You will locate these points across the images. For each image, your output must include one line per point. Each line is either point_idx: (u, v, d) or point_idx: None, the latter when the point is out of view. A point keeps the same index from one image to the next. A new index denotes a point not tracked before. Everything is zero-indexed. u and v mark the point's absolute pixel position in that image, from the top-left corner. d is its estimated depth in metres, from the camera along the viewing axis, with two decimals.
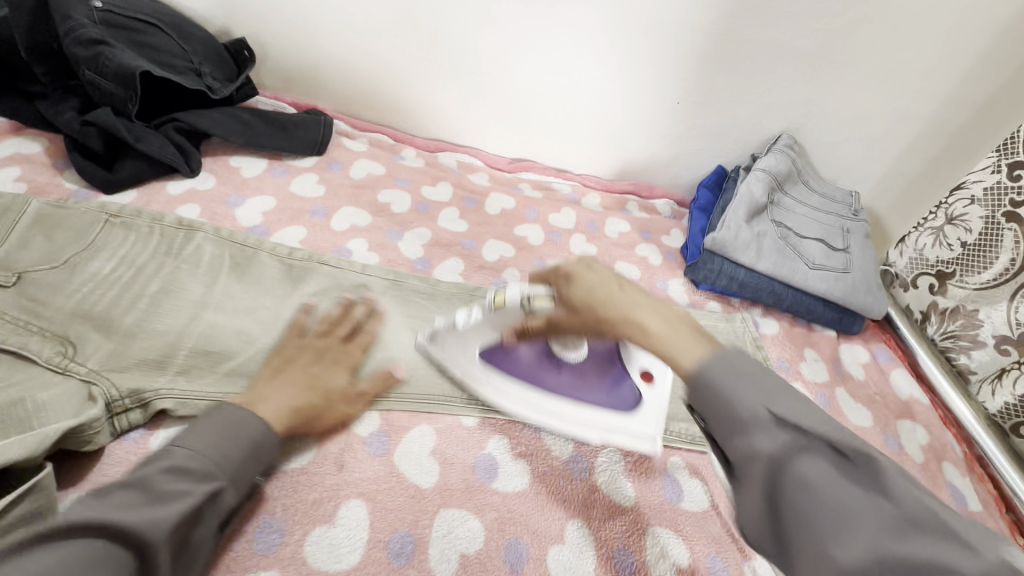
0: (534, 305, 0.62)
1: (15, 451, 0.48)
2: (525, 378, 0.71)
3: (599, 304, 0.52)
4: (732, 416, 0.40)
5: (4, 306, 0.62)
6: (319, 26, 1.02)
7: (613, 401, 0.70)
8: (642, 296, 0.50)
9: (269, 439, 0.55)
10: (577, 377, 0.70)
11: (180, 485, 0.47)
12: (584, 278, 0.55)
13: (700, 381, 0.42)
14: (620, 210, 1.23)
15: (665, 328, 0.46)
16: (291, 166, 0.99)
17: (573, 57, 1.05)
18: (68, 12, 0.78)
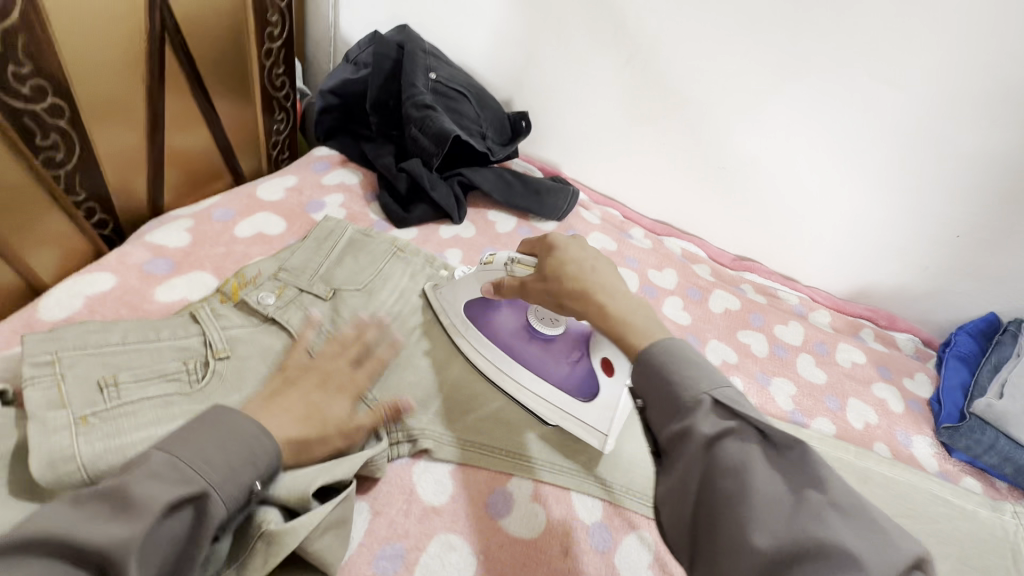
0: (516, 271, 0.64)
1: (343, 467, 0.56)
2: (496, 341, 0.73)
3: (569, 278, 0.57)
4: (677, 391, 0.45)
5: (322, 316, 0.74)
6: (588, 109, 1.11)
7: (571, 386, 0.69)
8: (614, 283, 0.55)
9: (266, 442, 0.48)
10: (551, 355, 0.71)
11: (166, 486, 0.40)
12: (564, 249, 0.59)
13: (648, 356, 0.48)
14: (853, 335, 1.10)
15: (639, 318, 0.52)
16: (535, 227, 1.06)
17: (841, 168, 1.00)
18: (413, 82, 0.96)
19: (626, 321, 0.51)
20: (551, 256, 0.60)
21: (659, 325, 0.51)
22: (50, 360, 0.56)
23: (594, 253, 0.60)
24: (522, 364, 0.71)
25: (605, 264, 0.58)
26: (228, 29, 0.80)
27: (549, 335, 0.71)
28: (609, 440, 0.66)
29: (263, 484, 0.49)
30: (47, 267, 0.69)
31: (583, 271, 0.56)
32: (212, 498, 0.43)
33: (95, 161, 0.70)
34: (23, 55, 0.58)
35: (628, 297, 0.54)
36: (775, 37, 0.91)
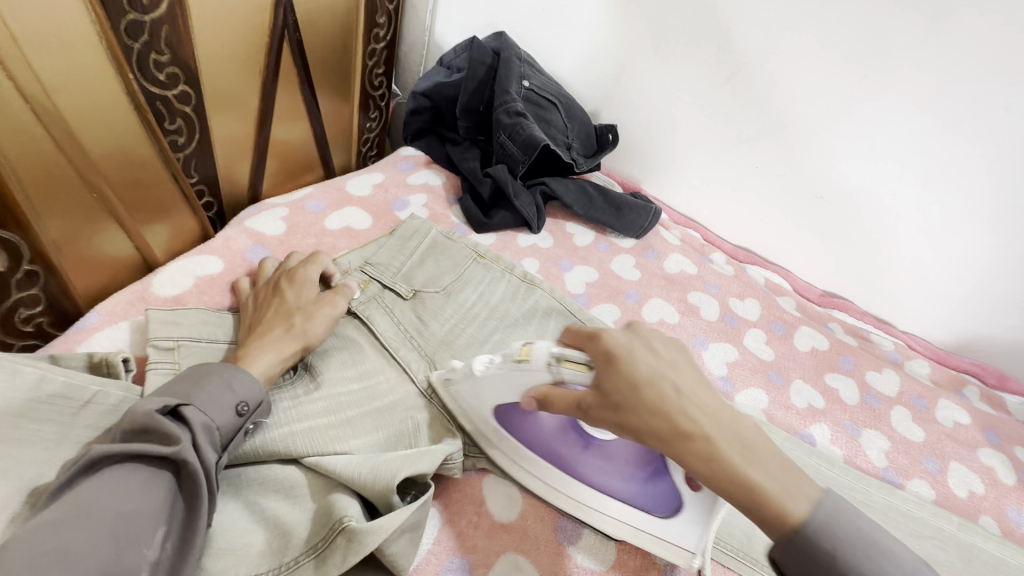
0: (564, 372, 0.52)
1: (423, 461, 0.55)
2: (541, 453, 0.60)
3: (644, 407, 0.46)
4: (859, 563, 0.40)
5: (401, 316, 0.74)
6: (679, 127, 1.07)
7: (649, 502, 0.55)
8: (695, 406, 0.46)
9: (238, 371, 0.53)
10: (609, 468, 0.58)
11: (153, 403, 0.47)
12: (630, 361, 0.48)
13: (800, 536, 0.42)
14: (955, 391, 0.99)
15: (774, 482, 0.43)
16: (613, 243, 1.03)
17: (961, 209, 0.91)
18: (506, 88, 0.96)
19: (746, 481, 0.44)
20: (612, 369, 0.48)
21: (800, 486, 0.44)
22: (171, 347, 0.60)
23: (670, 359, 0.49)
24: (572, 478, 0.59)
25: (687, 372, 0.49)
26: (340, 28, 0.83)
27: (600, 441, 0.59)
28: (698, 556, 0.54)
29: (254, 417, 0.54)
30: (158, 242, 0.72)
31: (664, 398, 0.46)
32: (201, 415, 0.49)
33: (209, 146, 0.74)
34: (163, 45, 0.62)
35: (745, 435, 0.46)
36: (901, 60, 0.84)
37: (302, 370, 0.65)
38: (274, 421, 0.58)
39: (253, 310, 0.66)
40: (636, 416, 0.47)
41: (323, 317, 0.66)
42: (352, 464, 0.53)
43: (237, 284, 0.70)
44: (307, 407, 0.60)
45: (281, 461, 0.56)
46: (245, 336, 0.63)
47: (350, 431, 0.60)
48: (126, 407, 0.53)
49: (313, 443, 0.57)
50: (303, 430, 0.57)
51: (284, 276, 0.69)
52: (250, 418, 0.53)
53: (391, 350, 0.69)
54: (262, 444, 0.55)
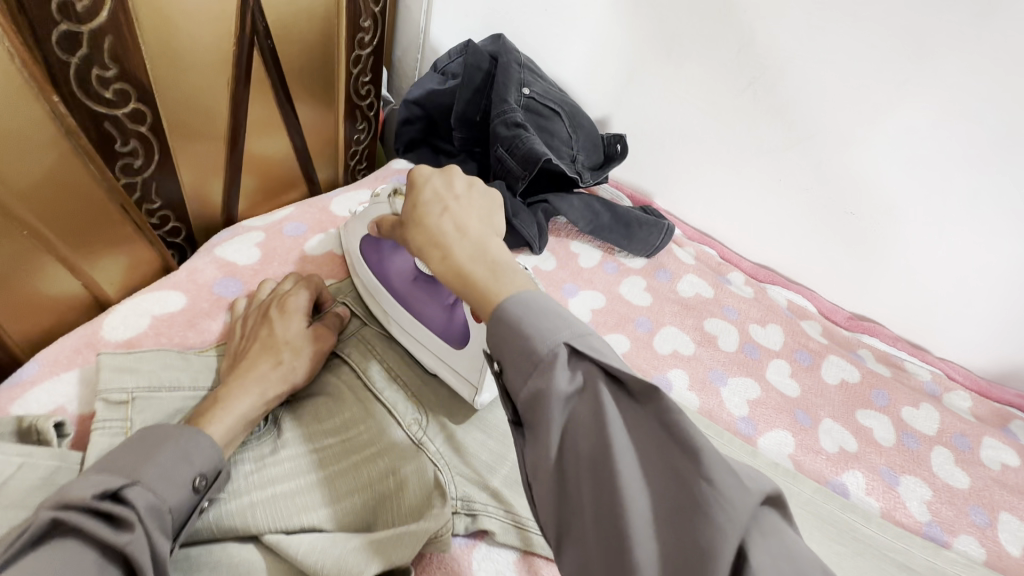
0: (397, 205, 0.61)
1: (407, 545, 0.47)
2: (387, 284, 0.66)
3: (419, 225, 0.50)
4: (532, 345, 0.39)
5: (386, 354, 0.65)
6: (693, 137, 0.99)
7: (448, 332, 0.62)
8: (470, 226, 0.48)
9: (197, 435, 0.45)
10: (431, 299, 0.64)
11: (90, 482, 0.38)
12: (422, 186, 0.52)
13: (499, 314, 0.41)
14: (1001, 427, 0.90)
15: (476, 263, 0.45)
16: (622, 264, 0.95)
17: (1011, 226, 0.81)
18: (504, 97, 0.87)
19: (463, 273, 0.45)
20: (410, 196, 0.52)
21: (511, 278, 0.44)
22: (124, 401, 0.52)
23: (461, 189, 0.51)
24: (406, 310, 0.65)
25: (473, 204, 0.51)
26: (321, 33, 0.76)
27: (436, 279, 0.64)
28: (481, 393, 0.60)
29: (210, 491, 0.46)
30: (117, 279, 0.67)
31: (431, 212, 0.50)
32: (149, 496, 0.40)
33: (173, 167, 0.66)
34: (108, 58, 0.54)
35: (489, 247, 0.46)
36: (944, 63, 0.75)
37: (271, 422, 0.57)
38: (233, 488, 0.50)
39: (239, 338, 0.61)
40: (413, 236, 0.50)
41: (310, 353, 0.60)
42: (316, 549, 0.46)
43: (232, 305, 0.65)
44: (273, 471, 0.52)
45: (238, 537, 0.48)
46: (227, 372, 0.57)
47: (322, 497, 0.52)
48: (59, 480, 0.46)
49: (276, 515, 0.49)
50: (265, 499, 0.50)
51: (275, 303, 0.63)
52: (205, 493, 0.45)
53: (373, 393, 0.61)
54: (216, 519, 0.48)
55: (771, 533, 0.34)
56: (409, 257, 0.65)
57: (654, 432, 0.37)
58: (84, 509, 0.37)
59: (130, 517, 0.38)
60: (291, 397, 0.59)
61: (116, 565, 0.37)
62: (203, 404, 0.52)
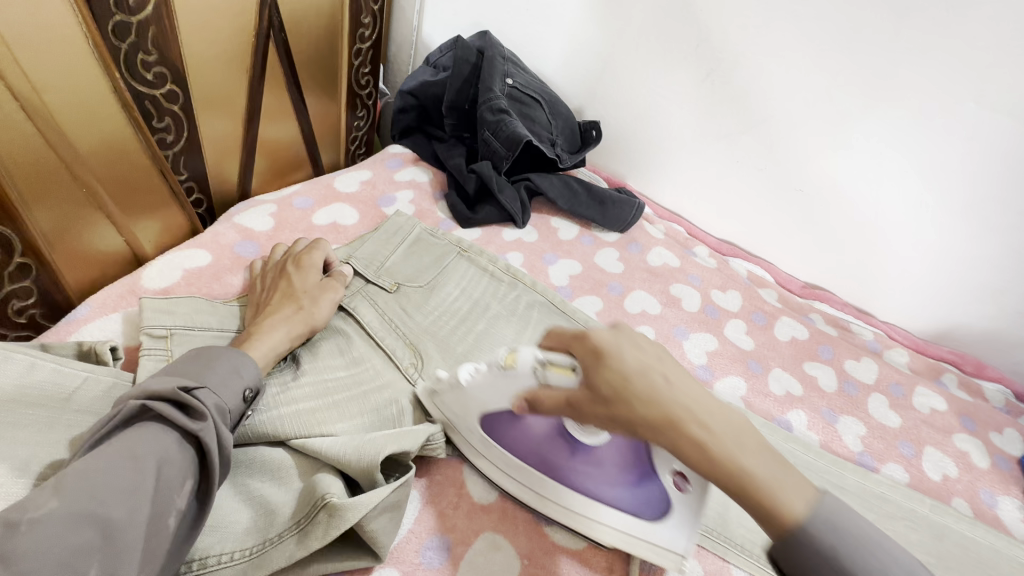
0: (549, 375, 0.53)
1: (412, 441, 0.57)
2: (523, 458, 0.60)
3: (644, 402, 0.45)
4: (770, 514, 0.43)
5: (386, 306, 0.75)
6: (661, 124, 1.10)
7: (638, 505, 0.55)
8: (714, 411, 0.45)
9: (245, 358, 0.55)
10: (602, 475, 0.57)
11: (169, 381, 0.48)
12: (617, 356, 0.47)
13: (739, 490, 0.43)
14: (934, 379, 1.01)
15: (770, 471, 0.43)
16: (597, 237, 1.05)
17: (935, 198, 0.93)
18: (490, 87, 0.98)
19: (755, 479, 0.43)
20: (601, 365, 0.47)
21: (802, 487, 0.43)
22: (165, 335, 0.61)
23: (656, 352, 0.47)
24: (567, 486, 0.58)
25: (675, 365, 0.47)
26: (327, 28, 0.85)
27: (591, 447, 0.57)
28: (690, 558, 0.54)
29: (253, 404, 0.55)
30: (149, 241, 0.75)
31: (655, 386, 0.45)
32: (214, 397, 0.49)
33: (198, 143, 0.76)
34: (151, 45, 0.64)
35: (733, 418, 0.45)
36: (870, 54, 0.87)
37: (291, 358, 0.66)
38: (264, 403, 0.59)
39: (261, 290, 0.70)
40: (627, 410, 0.45)
41: (327, 301, 0.69)
42: (337, 444, 0.55)
43: (252, 263, 0.75)
44: (295, 392, 0.62)
45: (268, 443, 0.58)
46: (252, 317, 0.67)
47: (337, 413, 0.61)
48: (115, 392, 0.55)
49: (301, 425, 0.58)
50: (291, 412, 0.59)
51: (290, 261, 0.72)
52: (252, 404, 0.54)
53: (377, 338, 0.71)
54: (252, 426, 0.57)
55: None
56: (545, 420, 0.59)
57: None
58: (165, 399, 0.46)
59: (201, 408, 0.47)
60: (307, 339, 0.68)
61: (191, 444, 0.46)
62: (237, 339, 0.62)
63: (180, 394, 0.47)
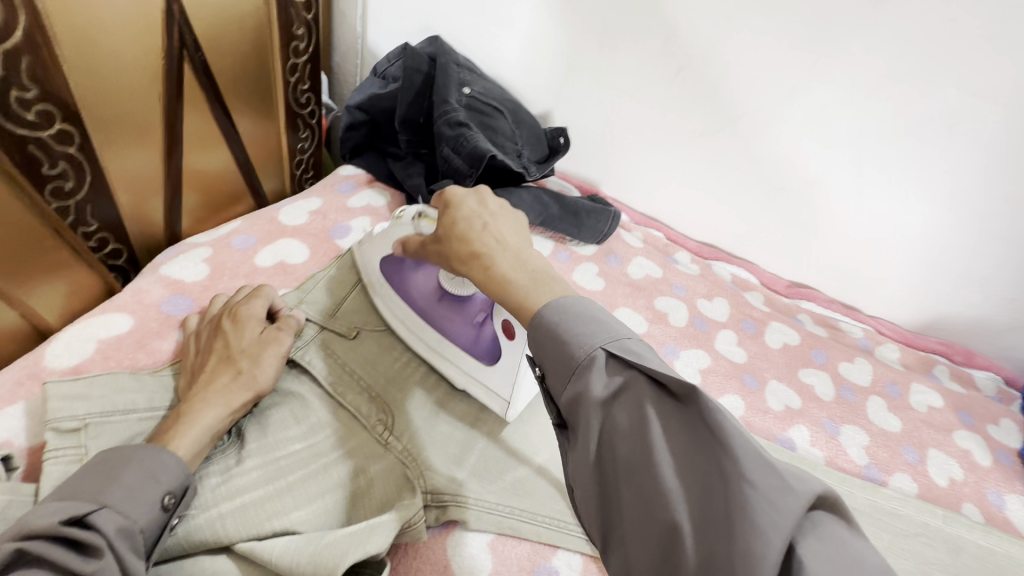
0: (421, 226, 0.63)
1: (381, 539, 0.48)
2: (409, 302, 0.68)
3: (458, 240, 0.53)
4: (570, 351, 0.42)
5: (345, 358, 0.66)
6: (630, 126, 1.03)
7: (477, 349, 0.65)
8: (510, 238, 0.51)
9: (161, 454, 0.47)
10: (456, 317, 0.66)
11: (53, 510, 0.40)
12: (458, 206, 0.54)
13: (538, 322, 0.45)
14: (927, 373, 0.99)
15: (522, 276, 0.48)
16: (574, 253, 0.98)
17: (917, 190, 0.89)
18: (446, 98, 0.89)
19: (507, 280, 0.48)
20: (447, 212, 0.55)
21: (545, 286, 0.47)
22: (76, 428, 0.51)
23: (494, 208, 0.55)
24: (433, 326, 0.67)
25: (506, 221, 0.54)
26: (252, 43, 0.75)
27: (461, 298, 0.66)
28: (512, 406, 0.63)
29: (180, 508, 0.47)
30: (52, 306, 0.65)
31: (472, 228, 0.53)
32: (117, 519, 0.42)
33: (108, 186, 0.65)
34: (27, 79, 0.53)
35: (526, 257, 0.50)
36: (848, 44, 0.82)
37: (235, 434, 0.57)
38: (200, 502, 0.50)
39: (194, 353, 0.60)
40: (450, 245, 0.53)
41: (271, 357, 0.60)
42: (292, 550, 0.46)
43: (184, 322, 0.64)
44: (240, 480, 0.52)
45: (209, 550, 0.48)
46: (185, 389, 0.57)
47: (291, 502, 0.52)
48: (11, 513, 0.44)
49: (247, 525, 0.49)
50: (235, 510, 0.50)
51: (226, 313, 0.62)
52: (176, 511, 0.47)
53: (337, 399, 0.62)
54: (186, 535, 0.48)
55: (831, 538, 0.34)
56: (433, 275, 0.68)
57: (682, 418, 0.38)
58: (50, 538, 0.39)
59: (98, 543, 0.40)
60: (254, 408, 0.59)
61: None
62: (164, 423, 0.52)
63: (67, 530, 0.39)
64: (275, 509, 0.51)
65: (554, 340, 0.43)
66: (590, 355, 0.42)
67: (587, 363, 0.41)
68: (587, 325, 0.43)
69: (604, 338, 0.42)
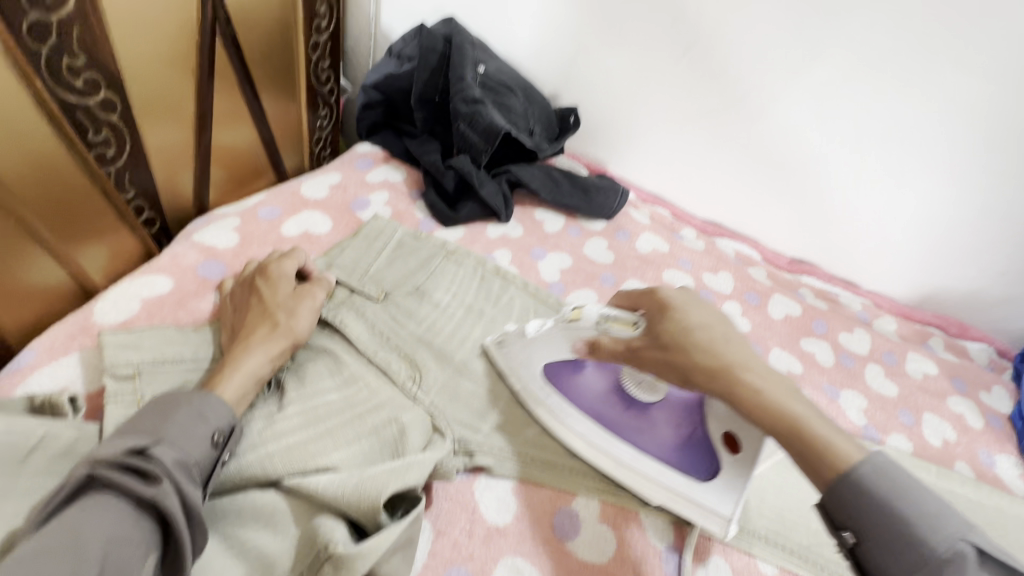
0: (611, 328, 0.59)
1: (416, 474, 0.52)
2: (584, 408, 0.65)
3: (701, 352, 0.54)
4: (926, 542, 0.44)
5: (376, 318, 0.69)
6: (637, 106, 1.06)
7: (685, 463, 0.59)
8: (773, 375, 0.53)
9: (208, 397, 0.50)
10: (647, 429, 0.62)
11: (117, 443, 0.43)
12: (684, 314, 0.57)
13: (848, 478, 0.47)
14: (922, 343, 1.03)
15: (819, 422, 0.50)
16: (584, 227, 1.02)
17: (915, 166, 0.93)
18: (461, 75, 0.92)
19: (794, 419, 0.50)
20: (668, 318, 0.57)
21: (847, 440, 0.49)
22: (131, 375, 0.54)
23: (719, 321, 0.57)
24: (625, 441, 0.62)
25: (739, 341, 0.55)
26: (279, 20, 0.78)
27: (645, 405, 0.63)
28: (732, 523, 0.57)
29: (229, 446, 0.51)
30: (96, 268, 0.68)
31: (715, 342, 0.55)
32: (172, 451, 0.44)
33: (144, 155, 0.68)
34: (77, 47, 0.56)
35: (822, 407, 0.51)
36: (852, 21, 0.85)
37: (275, 385, 0.60)
38: (249, 444, 0.54)
39: (232, 312, 0.63)
40: (687, 360, 0.54)
41: (306, 311, 0.63)
42: (336, 483, 0.50)
43: (221, 284, 0.67)
44: (282, 424, 0.56)
45: (258, 485, 0.52)
46: (228, 344, 0.60)
47: (332, 444, 0.55)
48: (79, 448, 0.48)
49: (293, 462, 0.52)
50: (281, 450, 0.53)
51: (257, 272, 0.65)
52: (226, 448, 0.50)
53: (369, 355, 0.65)
54: (239, 470, 0.52)
55: None
56: (603, 378, 0.66)
57: None
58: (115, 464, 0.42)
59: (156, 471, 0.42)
60: (291, 361, 0.62)
61: (149, 514, 0.42)
62: (212, 372, 0.55)
63: (128, 459, 0.42)
64: (319, 453, 0.54)
65: (870, 511, 0.46)
66: (955, 549, 0.43)
67: (954, 557, 0.42)
68: (909, 496, 0.46)
69: (923, 508, 0.45)
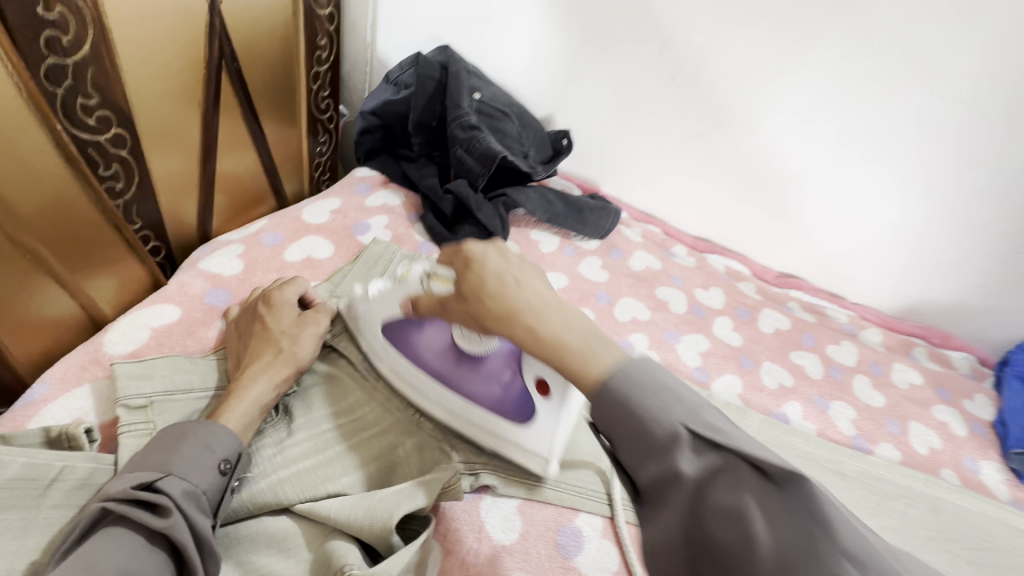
0: (432, 286, 0.57)
1: (421, 497, 0.54)
2: (420, 365, 0.64)
3: (490, 297, 0.48)
4: (648, 425, 0.38)
5: None
6: (627, 129, 1.10)
7: (507, 407, 0.61)
8: (546, 294, 0.48)
9: (213, 427, 0.51)
10: (475, 376, 0.62)
11: (127, 479, 0.45)
12: (481, 262, 0.50)
13: (603, 390, 0.41)
14: (906, 354, 1.06)
15: (577, 336, 0.44)
16: (579, 248, 1.05)
17: (893, 184, 0.97)
18: (458, 103, 0.95)
19: (560, 341, 0.44)
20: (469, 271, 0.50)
21: (605, 351, 0.43)
22: (143, 406, 0.56)
23: (517, 260, 0.50)
24: (453, 392, 0.63)
25: (531, 273, 0.50)
26: (280, 53, 0.80)
27: (476, 357, 0.61)
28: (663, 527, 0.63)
29: (236, 473, 0.52)
30: (106, 298, 0.70)
31: (504, 285, 0.48)
32: (181, 483, 0.46)
33: (151, 188, 0.69)
34: (90, 88, 0.58)
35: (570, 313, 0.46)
36: (829, 50, 0.89)
37: (282, 411, 0.62)
38: (260, 470, 0.55)
39: (236, 338, 0.64)
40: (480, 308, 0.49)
41: (309, 337, 0.64)
42: (347, 507, 0.52)
43: (226, 311, 0.69)
44: (292, 450, 0.57)
45: (271, 511, 0.53)
46: (235, 371, 0.61)
47: (341, 469, 0.57)
48: (96, 478, 0.51)
49: (304, 488, 0.54)
50: (292, 476, 0.55)
51: (260, 300, 0.66)
52: (233, 475, 0.51)
53: (372, 379, 0.67)
54: (250, 497, 0.53)
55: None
56: (442, 333, 0.64)
57: (788, 510, 0.34)
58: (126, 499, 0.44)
59: (164, 504, 0.44)
60: (297, 386, 0.64)
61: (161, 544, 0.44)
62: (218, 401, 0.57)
63: (138, 494, 0.44)
64: (329, 478, 0.56)
65: (627, 416, 0.39)
66: (672, 432, 0.37)
67: (670, 441, 0.37)
68: (658, 396, 0.39)
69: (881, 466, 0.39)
